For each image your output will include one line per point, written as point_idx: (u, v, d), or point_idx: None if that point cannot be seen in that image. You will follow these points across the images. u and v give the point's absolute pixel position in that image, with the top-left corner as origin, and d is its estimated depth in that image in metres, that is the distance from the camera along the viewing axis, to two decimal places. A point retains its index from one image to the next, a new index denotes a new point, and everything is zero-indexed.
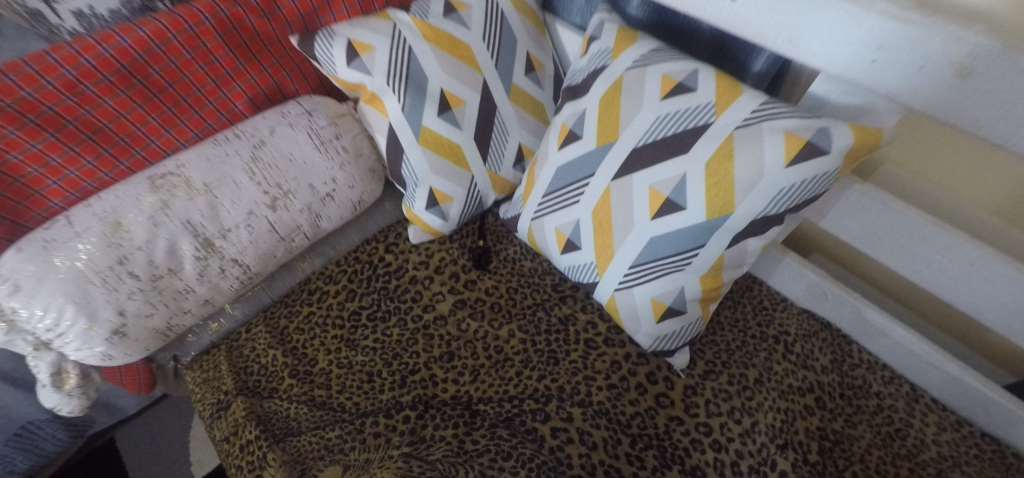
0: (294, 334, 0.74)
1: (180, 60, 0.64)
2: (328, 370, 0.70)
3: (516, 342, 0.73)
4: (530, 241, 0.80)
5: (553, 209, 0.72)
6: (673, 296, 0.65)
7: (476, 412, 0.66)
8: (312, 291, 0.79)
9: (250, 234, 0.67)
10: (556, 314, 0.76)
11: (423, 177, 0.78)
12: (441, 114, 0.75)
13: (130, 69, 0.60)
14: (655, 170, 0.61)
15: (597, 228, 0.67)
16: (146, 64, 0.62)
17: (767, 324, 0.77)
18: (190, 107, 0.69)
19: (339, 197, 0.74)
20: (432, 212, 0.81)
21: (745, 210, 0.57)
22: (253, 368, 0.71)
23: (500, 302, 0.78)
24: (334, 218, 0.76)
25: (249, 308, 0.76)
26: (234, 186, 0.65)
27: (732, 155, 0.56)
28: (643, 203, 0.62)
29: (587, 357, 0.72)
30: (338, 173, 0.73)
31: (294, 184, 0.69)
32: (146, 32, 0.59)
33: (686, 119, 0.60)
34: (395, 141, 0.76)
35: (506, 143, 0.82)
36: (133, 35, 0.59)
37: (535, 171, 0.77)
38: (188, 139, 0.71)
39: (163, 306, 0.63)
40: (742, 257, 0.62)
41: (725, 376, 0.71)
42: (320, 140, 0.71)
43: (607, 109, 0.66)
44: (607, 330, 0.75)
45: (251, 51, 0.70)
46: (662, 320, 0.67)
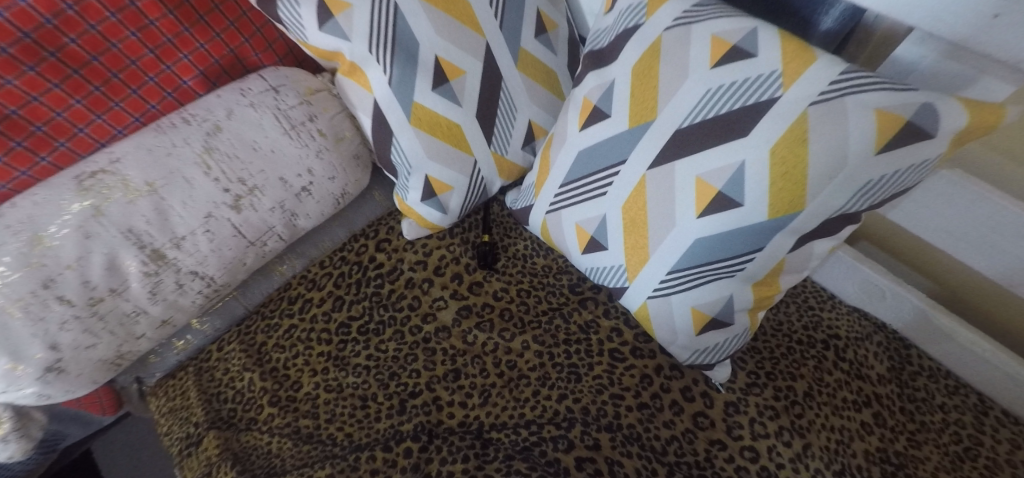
0: (274, 352, 0.64)
1: (103, 25, 0.51)
2: (315, 395, 0.60)
3: (531, 356, 0.63)
4: (543, 235, 0.69)
5: (573, 201, 0.61)
6: (719, 305, 0.55)
7: (489, 441, 0.58)
8: (293, 299, 0.68)
9: (211, 242, 0.56)
10: (576, 321, 0.67)
11: (417, 163, 0.66)
12: (436, 88, 0.62)
13: (36, 38, 0.47)
14: (705, 156, 0.49)
15: (628, 226, 0.56)
16: (57, 31, 0.48)
17: (814, 327, 0.68)
18: (123, 86, 0.55)
19: (318, 191, 0.63)
20: (429, 204, 0.69)
21: (819, 207, 0.47)
22: (226, 394, 0.61)
23: (511, 308, 0.67)
24: (314, 215, 0.64)
25: (220, 322, 0.66)
26: (186, 184, 0.53)
27: (807, 138, 0.45)
28: (688, 198, 0.51)
29: (613, 371, 0.63)
30: (315, 163, 0.61)
31: (260, 179, 0.57)
32: None
33: (746, 92, 0.48)
34: (382, 121, 0.64)
35: (513, 120, 0.70)
36: None
37: (550, 155, 0.65)
38: (126, 127, 0.57)
39: (109, 334, 0.52)
40: (805, 261, 0.52)
41: (770, 390, 0.62)
42: (291, 123, 0.59)
43: (642, 80, 0.54)
44: (635, 338, 0.65)
45: (195, 11, 0.56)
46: (703, 332, 0.57)
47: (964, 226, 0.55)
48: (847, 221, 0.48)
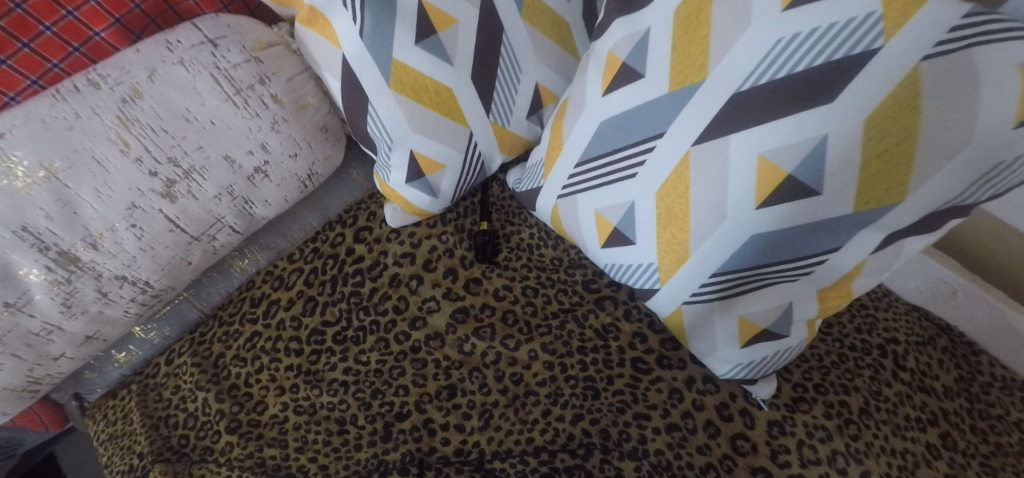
0: (232, 366, 0.53)
1: None
2: (283, 418, 0.51)
3: (539, 368, 0.53)
4: (553, 223, 0.58)
5: (591, 185, 0.50)
6: (775, 315, 0.45)
7: (490, 473, 0.48)
8: (256, 300, 0.58)
9: (139, 240, 0.44)
10: (592, 325, 0.56)
11: (399, 137, 0.54)
12: (421, 42, 0.50)
13: None
14: (772, 129, 0.37)
15: (662, 217, 0.45)
16: None
17: (868, 330, 0.58)
18: (9, 38, 0.42)
19: (277, 172, 0.51)
20: (417, 186, 0.58)
21: (922, 197, 0.36)
22: (176, 418, 0.51)
23: (515, 311, 0.57)
24: (274, 202, 0.53)
25: (170, 329, 0.56)
26: (98, 167, 0.41)
27: (920, 106, 0.33)
28: (747, 184, 0.39)
29: (636, 386, 0.53)
30: (270, 138, 0.49)
31: (199, 159, 0.45)
32: None
33: (832, 43, 0.35)
34: (355, 85, 0.51)
35: (517, 84, 0.57)
36: None
37: (562, 126, 0.53)
38: (21, 93, 0.44)
39: (13, 358, 0.42)
40: (889, 263, 0.41)
41: (821, 406, 0.53)
42: (236, 87, 0.46)
43: (686, 30, 0.41)
44: (660, 345, 0.56)
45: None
46: (750, 344, 0.47)
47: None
48: (952, 214, 0.38)
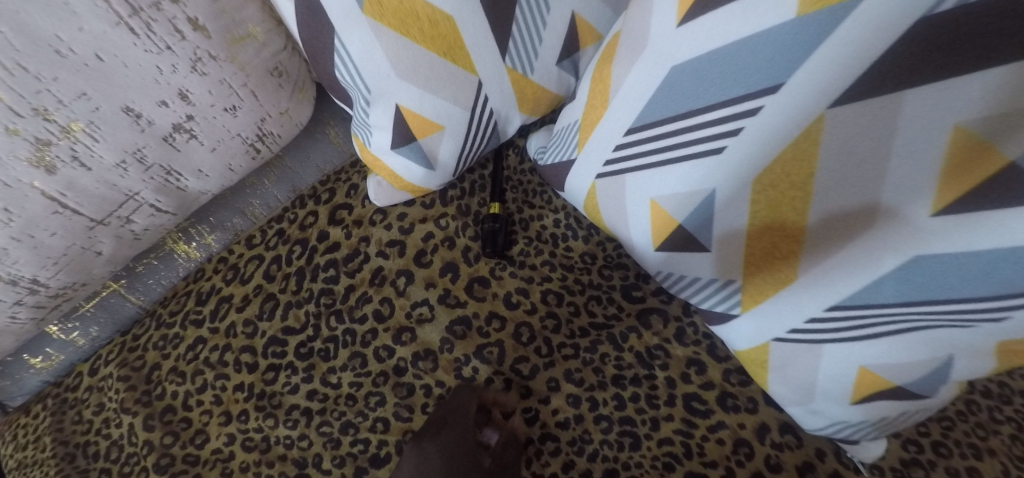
0: (168, 383, 0.42)
1: None
2: (228, 455, 0.39)
3: (560, 403, 0.41)
4: (587, 210, 0.43)
5: (646, 163, 0.34)
6: (919, 370, 0.30)
7: None
8: (204, 296, 0.46)
9: (7, 226, 0.31)
10: (632, 347, 0.43)
11: (378, 87, 0.39)
12: None
13: None
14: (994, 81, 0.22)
15: (759, 215, 0.30)
16: None
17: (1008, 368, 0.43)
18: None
19: (210, 132, 0.37)
20: (405, 154, 0.43)
21: None
22: (97, 447, 0.40)
23: (532, 324, 0.44)
24: (212, 172, 0.40)
25: (97, 328, 0.45)
26: None
27: None
28: (924, 172, 0.24)
29: (689, 435, 0.40)
30: (192, 83, 0.34)
31: (85, 112, 0.31)
32: None
33: None
34: (312, 10, 0.36)
35: (545, 13, 0.41)
36: None
37: (605, 75, 0.37)
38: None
39: None
40: None
41: (943, 474, 0.39)
42: (132, 5, 0.29)
43: None
44: (722, 379, 0.42)
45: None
46: (866, 401, 0.33)
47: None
48: None
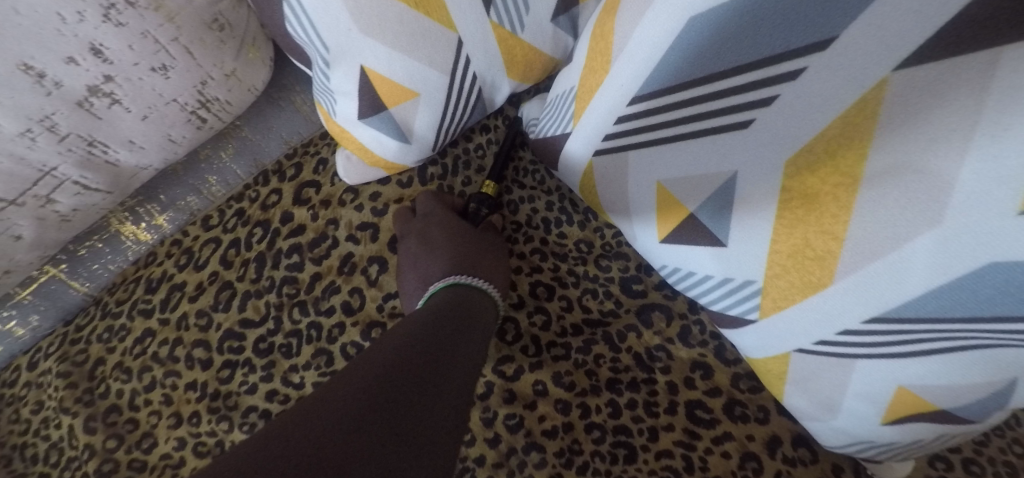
0: (113, 380, 0.38)
1: None
2: (178, 461, 0.35)
3: (549, 409, 0.36)
4: (584, 193, 0.38)
5: (657, 136, 0.29)
6: (973, 397, 0.25)
7: None
8: (155, 283, 0.41)
9: None
10: (629, 346, 0.38)
11: (337, 42, 0.33)
12: None
13: None
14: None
15: (791, 209, 0.25)
16: None
17: None
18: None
19: (137, 96, 0.31)
20: (375, 125, 0.38)
21: None
22: (35, 449, 0.36)
23: (518, 319, 0.39)
24: (148, 143, 0.34)
25: (39, 316, 0.40)
26: None
27: None
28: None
29: (692, 447, 0.35)
30: (106, 36, 0.28)
31: None
32: None
33: None
34: None
35: None
36: None
37: (608, 28, 0.30)
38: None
39: None
40: None
41: None
42: None
43: None
44: (731, 384, 0.37)
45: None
46: (900, 422, 0.28)
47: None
48: None
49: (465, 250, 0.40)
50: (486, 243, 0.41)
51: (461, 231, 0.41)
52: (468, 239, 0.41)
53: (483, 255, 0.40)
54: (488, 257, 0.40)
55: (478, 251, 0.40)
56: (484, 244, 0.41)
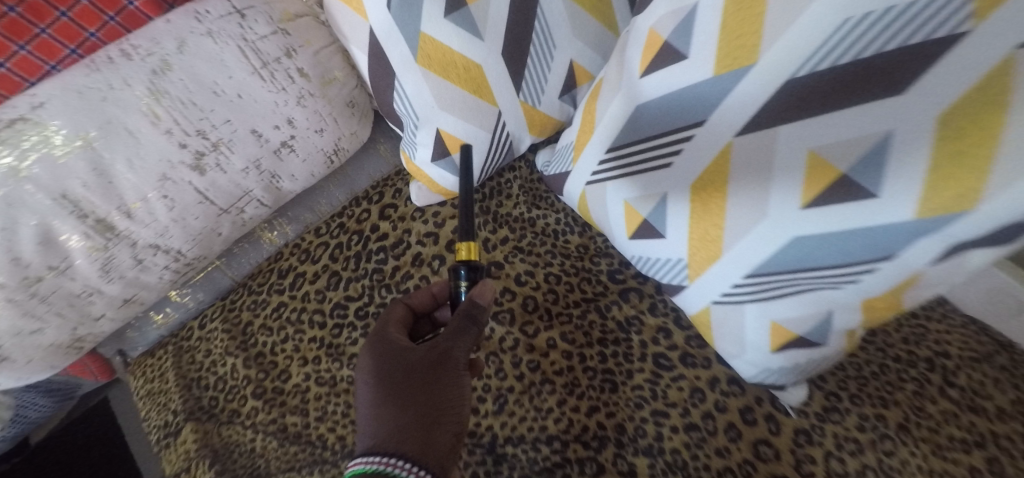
0: (260, 335, 0.55)
1: None
2: (305, 388, 0.52)
3: (557, 357, 0.53)
4: (581, 210, 0.56)
5: (621, 171, 0.47)
6: (811, 323, 0.42)
7: (502, 457, 0.49)
8: (284, 272, 0.59)
9: (171, 210, 0.46)
10: (614, 317, 0.55)
11: (425, 114, 0.52)
12: (450, 14, 0.47)
13: None
14: (843, 119, 0.34)
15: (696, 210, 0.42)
16: None
17: (916, 341, 0.54)
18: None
19: (303, 147, 0.51)
20: (442, 165, 0.57)
21: (997, 211, 0.30)
22: (207, 380, 0.53)
23: (536, 297, 0.56)
24: (301, 177, 0.53)
25: (202, 294, 0.58)
26: (130, 137, 0.41)
27: (1011, 101, 0.28)
28: (792, 179, 0.36)
29: (656, 382, 0.52)
30: (296, 113, 0.48)
31: (226, 131, 0.45)
32: None
33: (911, 24, 0.31)
34: (380, 59, 0.50)
35: (551, 60, 0.54)
36: None
37: (595, 107, 0.50)
38: (38, 75, 0.45)
39: (58, 317, 0.44)
40: (948, 276, 0.37)
41: (854, 418, 0.50)
42: (262, 60, 0.45)
43: (738, 5, 0.37)
44: (685, 342, 0.54)
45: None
46: (782, 350, 0.45)
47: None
48: None
49: (419, 391, 0.45)
50: (440, 382, 0.45)
51: (407, 368, 0.45)
52: (417, 374, 0.45)
53: (427, 403, 0.44)
54: (435, 398, 0.45)
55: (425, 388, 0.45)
56: (431, 379, 0.45)
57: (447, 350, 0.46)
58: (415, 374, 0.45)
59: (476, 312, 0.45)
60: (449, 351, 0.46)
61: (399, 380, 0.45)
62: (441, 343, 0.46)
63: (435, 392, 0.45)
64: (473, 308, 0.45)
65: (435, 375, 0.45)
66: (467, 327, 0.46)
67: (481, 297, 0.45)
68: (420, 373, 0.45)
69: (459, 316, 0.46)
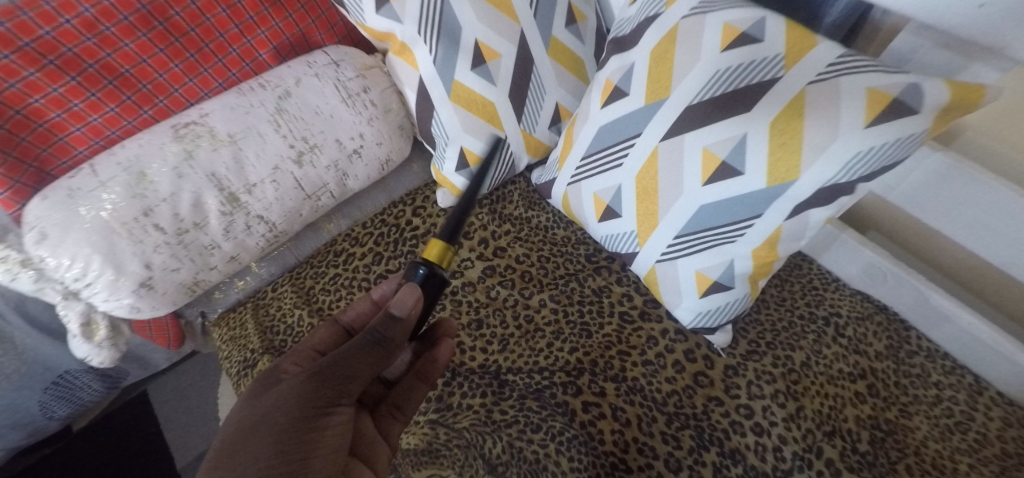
0: (321, 295, 0.72)
1: (215, 18, 0.62)
2: None
3: (547, 313, 0.70)
4: (564, 207, 0.75)
5: (592, 173, 0.67)
6: (721, 270, 0.60)
7: (505, 382, 0.65)
8: (338, 252, 0.76)
9: (276, 191, 0.64)
10: (591, 285, 0.73)
11: (453, 135, 0.73)
12: (475, 67, 0.70)
13: (166, 26, 0.59)
14: (722, 126, 0.55)
15: (641, 193, 0.62)
16: (182, 21, 0.60)
17: (816, 305, 0.72)
18: (167, 85, 0.62)
19: (367, 155, 0.71)
20: (463, 174, 0.76)
21: (811, 177, 0.51)
22: (279, 327, 0.70)
23: (531, 271, 0.74)
24: (361, 178, 0.73)
25: (274, 267, 0.76)
26: (259, 138, 0.62)
27: (805, 111, 0.50)
28: (696, 167, 0.57)
29: (622, 330, 0.68)
30: (366, 130, 0.69)
31: (320, 138, 0.66)
32: None
33: (751, 72, 0.54)
34: (425, 96, 0.72)
35: (542, 101, 0.76)
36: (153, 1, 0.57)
37: (573, 131, 0.71)
38: (196, 98, 0.66)
39: (190, 261, 0.61)
40: (802, 230, 0.56)
41: (770, 357, 0.67)
42: (349, 93, 0.68)
43: (659, 62, 0.60)
44: (644, 303, 0.71)
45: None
46: (706, 294, 0.62)
47: (975, 196, 0.57)
48: (839, 191, 0.52)
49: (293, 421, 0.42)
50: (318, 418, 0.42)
51: (278, 407, 0.42)
52: (285, 416, 0.41)
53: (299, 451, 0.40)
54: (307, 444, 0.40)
55: (292, 439, 0.40)
56: (304, 422, 0.41)
57: (337, 381, 0.43)
58: (286, 419, 0.41)
59: (384, 332, 0.45)
60: (340, 383, 0.43)
61: (269, 424, 0.41)
62: (327, 374, 0.43)
63: (304, 438, 0.41)
64: (386, 320, 0.46)
65: (308, 418, 0.41)
66: (371, 350, 0.45)
67: (398, 307, 0.45)
68: (290, 419, 0.41)
69: (359, 343, 0.45)
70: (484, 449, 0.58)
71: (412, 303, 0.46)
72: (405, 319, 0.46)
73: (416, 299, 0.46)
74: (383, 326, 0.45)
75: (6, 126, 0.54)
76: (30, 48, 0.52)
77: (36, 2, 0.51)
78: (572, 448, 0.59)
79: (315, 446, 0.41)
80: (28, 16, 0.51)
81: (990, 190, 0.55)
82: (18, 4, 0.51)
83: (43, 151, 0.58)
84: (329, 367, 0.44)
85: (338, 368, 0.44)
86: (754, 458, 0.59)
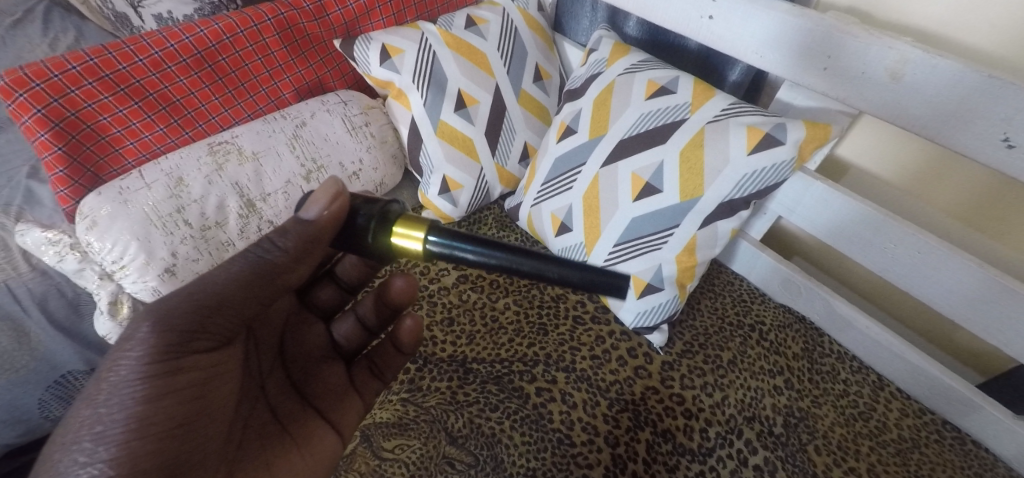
0: None
1: (252, 64, 0.79)
2: None
3: (510, 313, 0.81)
4: (530, 228, 0.88)
5: (550, 195, 0.81)
6: (652, 273, 0.72)
7: (470, 369, 0.74)
8: None
9: (286, 201, 0.77)
10: (550, 293, 0.84)
11: (438, 165, 0.88)
12: (457, 110, 0.86)
13: (214, 68, 0.75)
14: (644, 155, 0.70)
15: (587, 211, 0.75)
16: (226, 64, 0.77)
17: (744, 314, 0.82)
18: (207, 113, 0.78)
19: (364, 177, 0.85)
20: (444, 198, 0.89)
21: (711, 192, 0.66)
22: None
23: (499, 279, 0.86)
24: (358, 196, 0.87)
25: None
26: (277, 157, 0.77)
27: (702, 143, 0.66)
28: (627, 187, 0.71)
29: (574, 330, 0.79)
30: (365, 156, 0.85)
31: (327, 160, 0.80)
32: (217, 46, 0.74)
33: (666, 115, 0.70)
34: (416, 131, 0.87)
35: (513, 140, 0.92)
36: (207, 49, 0.73)
37: (536, 163, 0.85)
38: (229, 125, 0.82)
39: (208, 254, 0.72)
40: (713, 239, 0.70)
41: (701, 355, 0.76)
42: (354, 126, 0.84)
43: (600, 107, 0.76)
44: (595, 309, 0.82)
45: (261, 34, 0.78)
46: (643, 296, 0.73)
47: (852, 216, 0.72)
48: (735, 206, 0.66)
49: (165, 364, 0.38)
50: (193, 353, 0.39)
51: (113, 367, 0.36)
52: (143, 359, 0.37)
53: (137, 427, 0.36)
54: (156, 407, 0.37)
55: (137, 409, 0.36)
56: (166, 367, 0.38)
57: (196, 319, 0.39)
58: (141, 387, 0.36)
59: (281, 243, 0.41)
60: (202, 321, 0.39)
61: (116, 394, 0.36)
62: (180, 316, 0.38)
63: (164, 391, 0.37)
64: (296, 226, 0.40)
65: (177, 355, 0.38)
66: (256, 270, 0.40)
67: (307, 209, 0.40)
68: (135, 381, 0.36)
69: (230, 274, 0.40)
70: (447, 423, 0.68)
71: (327, 202, 0.40)
72: (314, 220, 0.40)
73: (332, 198, 0.41)
74: (279, 235, 0.41)
75: (78, 137, 0.67)
76: (108, 78, 0.67)
77: (119, 45, 0.67)
78: (523, 425, 0.68)
79: (162, 412, 0.37)
80: (111, 55, 0.66)
81: (861, 210, 0.70)
82: (105, 46, 0.66)
83: (101, 159, 0.71)
84: (185, 303, 0.39)
85: (195, 306, 0.39)
86: (682, 437, 0.68)
